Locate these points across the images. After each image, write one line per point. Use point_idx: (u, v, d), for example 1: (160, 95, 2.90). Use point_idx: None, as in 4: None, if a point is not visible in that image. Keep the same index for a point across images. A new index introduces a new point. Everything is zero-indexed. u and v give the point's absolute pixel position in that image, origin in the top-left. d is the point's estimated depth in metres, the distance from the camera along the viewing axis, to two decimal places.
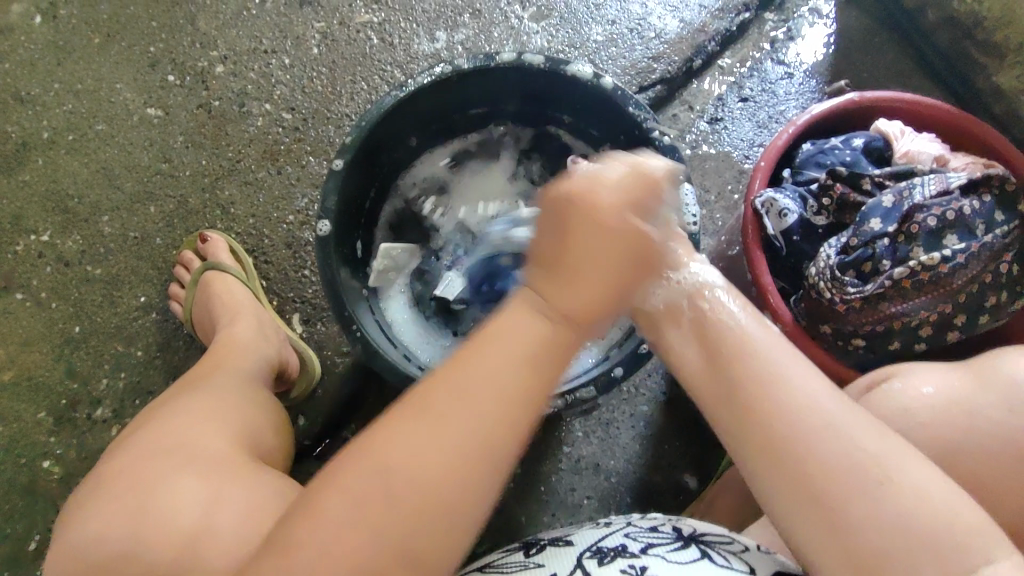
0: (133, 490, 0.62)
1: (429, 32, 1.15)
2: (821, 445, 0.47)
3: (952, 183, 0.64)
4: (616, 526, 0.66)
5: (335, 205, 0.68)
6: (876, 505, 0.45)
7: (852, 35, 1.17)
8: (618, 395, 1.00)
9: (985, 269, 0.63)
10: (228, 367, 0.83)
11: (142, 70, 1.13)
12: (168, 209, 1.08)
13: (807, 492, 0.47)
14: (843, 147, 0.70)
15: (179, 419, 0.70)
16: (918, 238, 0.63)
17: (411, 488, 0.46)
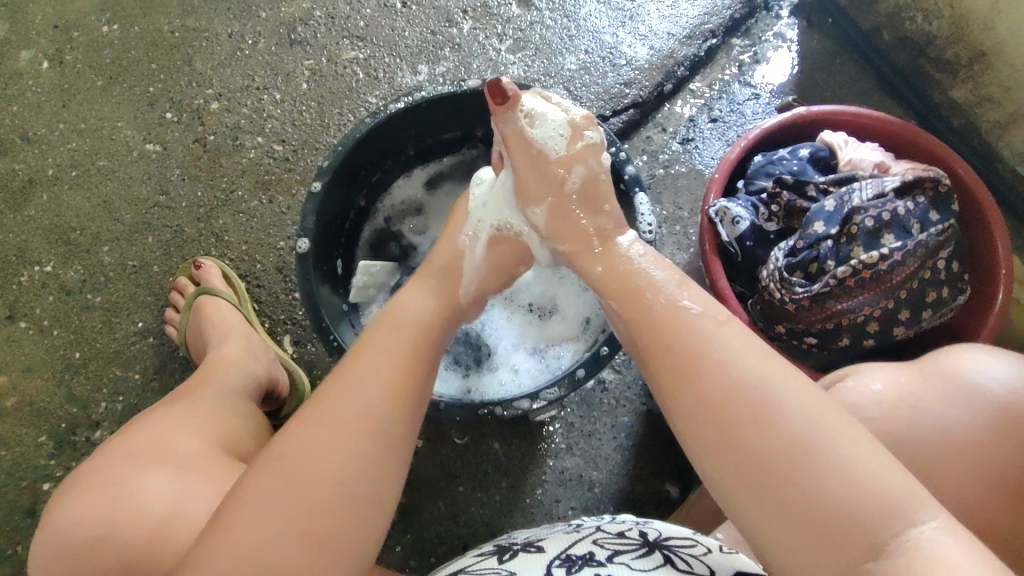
0: (119, 478, 0.66)
1: (412, 65, 1.22)
2: (759, 427, 0.50)
3: (888, 186, 0.68)
4: (585, 531, 0.69)
5: (313, 224, 0.72)
6: (809, 471, 0.48)
7: (815, 57, 1.22)
8: (600, 407, 1.03)
9: (923, 265, 0.66)
10: (216, 380, 0.88)
11: (143, 108, 1.20)
12: (165, 237, 1.13)
13: (749, 471, 0.50)
14: (791, 156, 0.75)
15: (168, 419, 0.76)
16: (858, 238, 0.67)
17: (309, 470, 0.52)
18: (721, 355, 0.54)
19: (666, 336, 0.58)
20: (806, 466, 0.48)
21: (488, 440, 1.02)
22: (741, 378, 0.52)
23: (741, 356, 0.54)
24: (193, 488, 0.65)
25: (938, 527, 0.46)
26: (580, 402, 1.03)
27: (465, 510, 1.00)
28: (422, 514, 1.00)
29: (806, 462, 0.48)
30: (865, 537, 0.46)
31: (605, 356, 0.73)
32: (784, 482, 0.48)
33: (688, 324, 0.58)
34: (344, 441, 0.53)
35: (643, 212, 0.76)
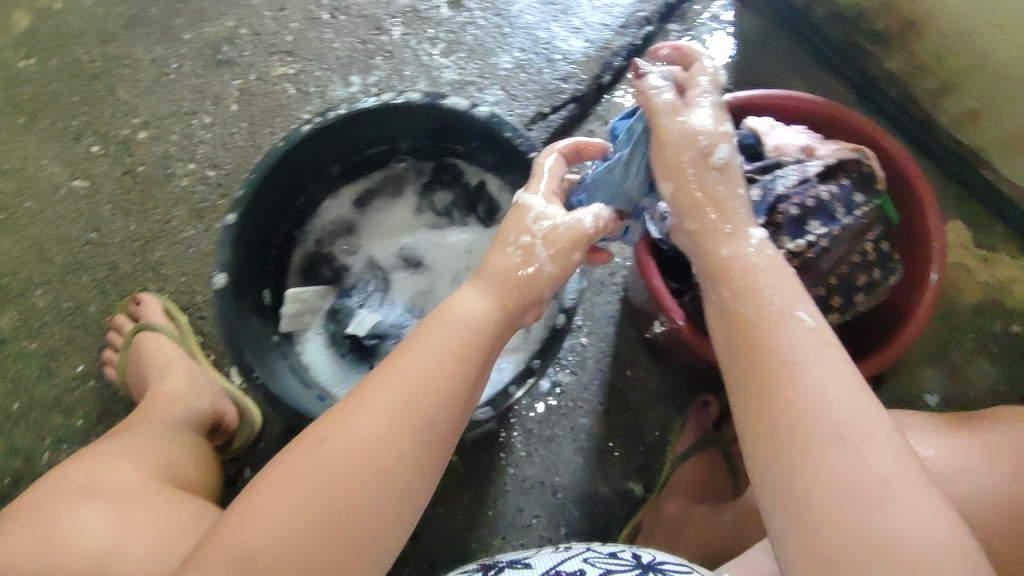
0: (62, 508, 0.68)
1: (344, 77, 1.19)
2: (830, 451, 0.47)
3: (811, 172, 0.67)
4: (577, 552, 0.68)
5: (230, 257, 0.69)
6: (876, 513, 0.44)
7: (751, 37, 1.21)
8: (558, 411, 1.01)
9: (850, 249, 0.66)
10: (157, 414, 0.88)
11: (67, 143, 1.16)
12: (100, 275, 1.09)
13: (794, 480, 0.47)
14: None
15: (115, 453, 0.77)
16: (784, 228, 0.66)
17: (339, 491, 0.48)
18: (806, 384, 0.50)
19: (758, 335, 0.53)
20: (868, 505, 0.45)
21: None
22: (821, 406, 0.48)
23: (828, 387, 0.49)
24: (131, 523, 0.66)
25: None
26: (538, 407, 1.01)
27: (428, 528, 0.98)
28: None
29: (874, 502, 0.45)
30: None
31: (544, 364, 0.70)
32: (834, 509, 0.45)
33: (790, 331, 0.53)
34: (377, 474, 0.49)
35: None
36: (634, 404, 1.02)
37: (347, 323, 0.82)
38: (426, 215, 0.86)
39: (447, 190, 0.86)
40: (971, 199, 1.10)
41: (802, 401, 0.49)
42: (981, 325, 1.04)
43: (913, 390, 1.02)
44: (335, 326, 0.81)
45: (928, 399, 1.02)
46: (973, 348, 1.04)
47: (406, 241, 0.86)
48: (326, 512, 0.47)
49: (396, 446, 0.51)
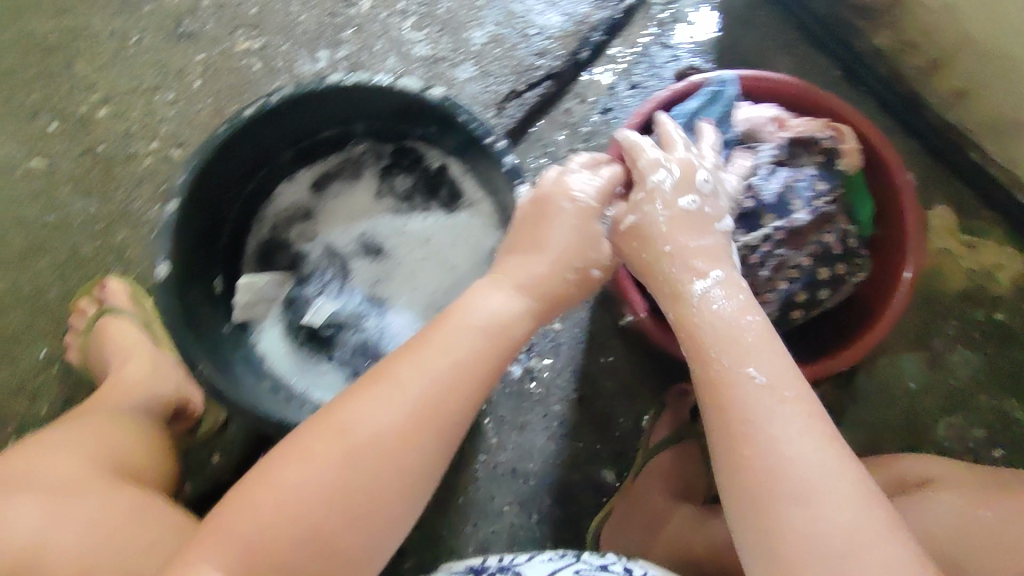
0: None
1: (311, 52, 1.14)
2: (784, 473, 0.52)
3: (764, 159, 0.66)
4: (567, 561, 0.71)
5: (172, 247, 0.66)
6: (814, 528, 0.50)
7: (737, 11, 1.16)
8: (529, 397, 1.01)
9: (802, 245, 0.68)
10: (115, 402, 0.87)
11: (23, 121, 1.11)
12: (61, 259, 1.06)
13: (755, 491, 0.53)
14: (680, 115, 0.72)
15: (44, 449, 0.75)
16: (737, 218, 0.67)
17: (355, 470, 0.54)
18: (770, 422, 0.54)
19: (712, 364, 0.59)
20: (811, 523, 0.51)
21: None
22: (781, 443, 0.53)
23: (799, 424, 0.54)
24: (61, 518, 0.67)
25: None
26: (509, 395, 1.01)
27: None
28: None
29: (809, 523, 0.51)
30: None
31: None
32: (786, 524, 0.51)
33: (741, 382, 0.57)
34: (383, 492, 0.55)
35: (523, 207, 0.69)
36: (607, 391, 1.02)
37: (304, 312, 0.80)
38: (387, 200, 0.83)
39: (409, 173, 0.83)
40: (958, 182, 1.07)
41: (754, 429, 0.55)
42: (963, 312, 1.03)
43: (892, 377, 1.01)
44: (293, 315, 0.79)
45: (905, 385, 1.01)
46: (954, 336, 1.02)
47: (364, 226, 0.82)
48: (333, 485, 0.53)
49: (401, 469, 0.56)
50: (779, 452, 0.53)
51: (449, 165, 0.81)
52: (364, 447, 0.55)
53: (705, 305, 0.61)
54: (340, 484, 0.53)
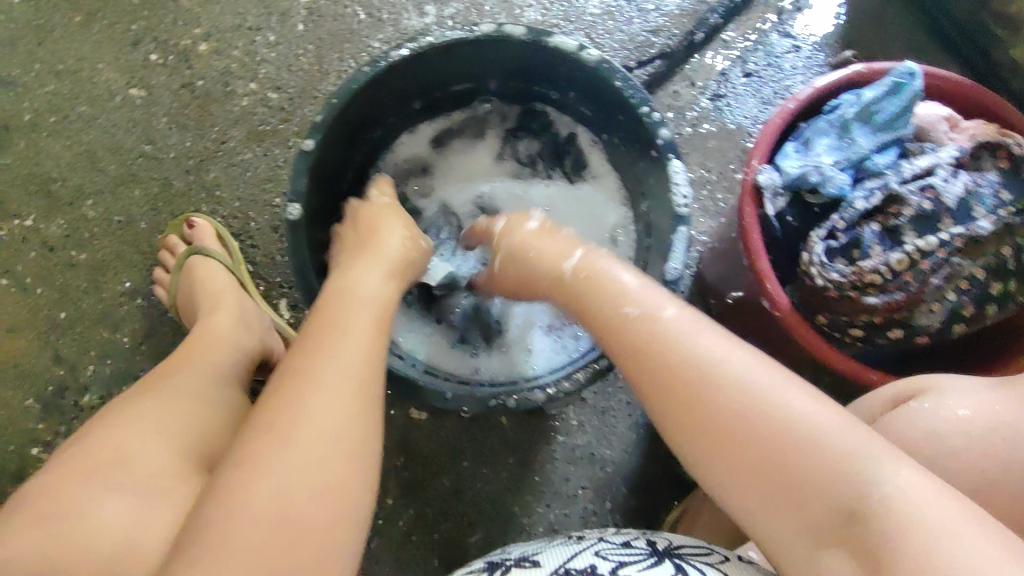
0: (64, 504, 0.58)
1: (419, 6, 1.10)
2: (726, 399, 0.51)
3: (947, 161, 0.61)
4: (586, 542, 0.64)
5: (305, 187, 0.64)
6: (781, 445, 0.49)
7: (864, 6, 1.11)
8: (613, 383, 0.99)
9: (976, 255, 0.60)
10: (198, 363, 0.76)
11: (125, 49, 1.09)
12: (153, 192, 1.06)
13: (727, 441, 0.51)
14: (850, 100, 0.64)
15: (127, 426, 0.64)
16: (908, 221, 0.60)
17: (313, 425, 0.50)
18: (684, 341, 0.55)
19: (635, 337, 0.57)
20: (787, 441, 0.49)
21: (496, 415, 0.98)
22: (687, 360, 0.54)
23: (737, 355, 0.54)
24: (149, 525, 0.57)
25: (906, 471, 0.47)
26: None
27: (470, 486, 0.97)
28: (425, 489, 0.97)
29: (770, 438, 0.49)
30: (841, 494, 0.47)
31: None
32: (763, 457, 0.49)
33: (656, 321, 0.57)
34: (350, 427, 0.51)
35: (677, 183, 0.64)
36: None
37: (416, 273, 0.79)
38: (507, 164, 0.83)
39: (533, 138, 0.82)
40: None
41: (695, 374, 0.53)
42: None
43: None
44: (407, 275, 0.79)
45: None
46: None
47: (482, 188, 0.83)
48: (295, 448, 0.48)
49: (347, 392, 0.52)
50: (715, 381, 0.52)
51: (577, 133, 0.79)
52: (307, 389, 0.51)
53: (594, 261, 0.63)
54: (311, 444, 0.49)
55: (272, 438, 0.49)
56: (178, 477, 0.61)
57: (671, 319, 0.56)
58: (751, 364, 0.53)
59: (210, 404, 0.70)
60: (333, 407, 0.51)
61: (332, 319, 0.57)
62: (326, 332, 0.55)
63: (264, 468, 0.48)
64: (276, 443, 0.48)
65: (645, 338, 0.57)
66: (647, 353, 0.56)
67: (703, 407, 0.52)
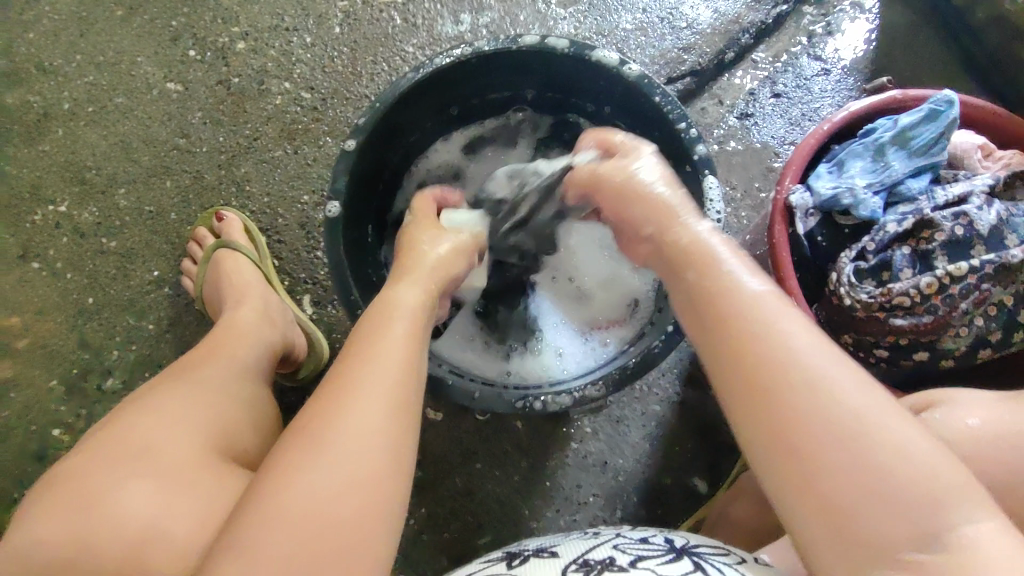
0: (82, 497, 0.56)
1: (454, 14, 1.12)
2: (808, 400, 0.44)
3: (982, 188, 0.61)
4: (606, 538, 0.68)
5: (345, 186, 0.66)
6: (862, 459, 0.42)
7: (895, 32, 1.12)
8: (630, 393, 1.00)
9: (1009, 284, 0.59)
10: (223, 354, 0.76)
11: (164, 44, 1.11)
12: (184, 184, 1.07)
13: (811, 447, 0.43)
14: (886, 125, 0.65)
15: (150, 410, 0.63)
16: (941, 245, 0.60)
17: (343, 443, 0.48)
18: (765, 327, 0.47)
19: (716, 310, 0.49)
20: (863, 454, 0.42)
21: (511, 419, 0.99)
22: (774, 347, 0.46)
23: (790, 322, 0.47)
24: (175, 505, 0.56)
25: (987, 524, 0.41)
26: None
27: (482, 489, 0.98)
28: (437, 489, 0.98)
29: (847, 449, 0.42)
30: (913, 526, 0.40)
31: (659, 354, 0.66)
32: (838, 473, 0.42)
33: (742, 295, 0.49)
34: (392, 441, 0.49)
35: (712, 197, 0.64)
36: (710, 400, 1.00)
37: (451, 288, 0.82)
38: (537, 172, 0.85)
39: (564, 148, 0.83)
40: None
41: (770, 363, 0.45)
42: None
43: None
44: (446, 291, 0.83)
45: None
46: None
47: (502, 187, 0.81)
48: (325, 465, 0.47)
49: (392, 400, 0.51)
50: (802, 377, 0.44)
51: None
52: (350, 396, 0.50)
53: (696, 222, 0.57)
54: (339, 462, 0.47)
55: (304, 452, 0.48)
56: (195, 468, 0.59)
57: (732, 273, 0.51)
58: (844, 371, 0.45)
59: (232, 397, 0.69)
60: (373, 419, 0.50)
61: (374, 330, 0.56)
62: (367, 344, 0.54)
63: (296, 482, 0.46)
64: (310, 457, 0.47)
65: (720, 313, 0.49)
66: (720, 333, 0.48)
67: (785, 405, 0.44)
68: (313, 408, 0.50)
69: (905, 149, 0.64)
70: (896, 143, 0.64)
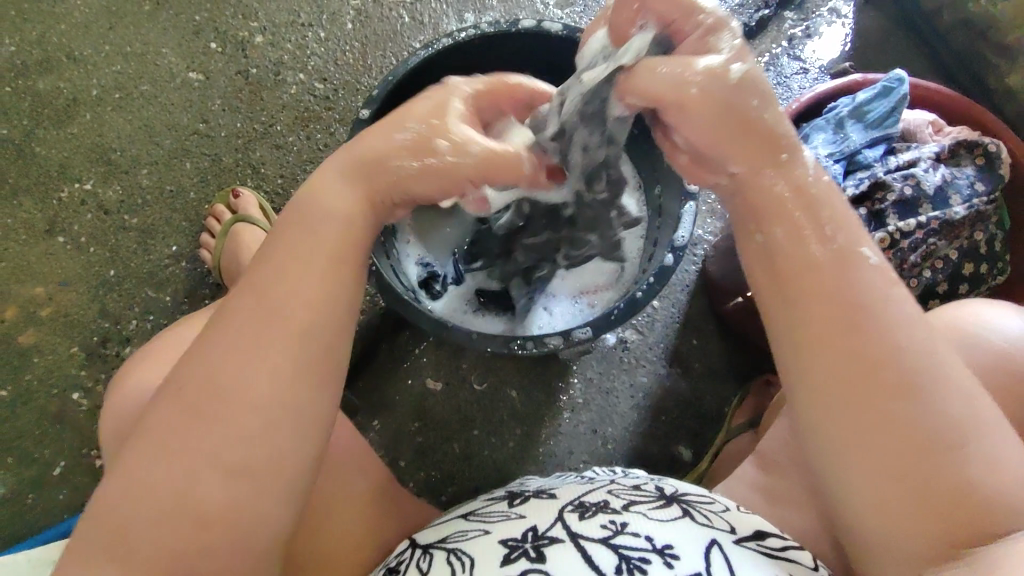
0: (165, 358, 0.71)
1: (459, 14, 1.20)
2: (920, 403, 0.48)
3: (921, 161, 0.80)
4: (600, 483, 0.68)
5: None
6: (952, 460, 0.47)
7: (868, 35, 1.20)
8: (620, 365, 1.06)
9: (948, 238, 0.80)
10: None
11: (187, 36, 1.19)
12: (203, 166, 1.14)
13: (912, 442, 0.48)
14: (847, 102, 0.83)
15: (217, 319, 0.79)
16: (885, 208, 0.80)
17: (256, 384, 0.49)
18: (889, 326, 0.50)
19: (841, 294, 0.50)
20: (954, 454, 0.48)
21: (506, 388, 1.05)
22: (900, 349, 0.49)
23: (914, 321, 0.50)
24: None
25: None
26: (600, 358, 1.06)
27: (479, 454, 1.03)
28: (435, 454, 1.03)
29: (945, 449, 0.47)
30: (985, 523, 0.47)
31: (640, 301, 0.75)
32: (928, 466, 0.47)
33: (867, 284, 0.51)
34: (305, 369, 0.51)
35: None
36: (695, 373, 1.06)
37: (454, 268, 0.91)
38: None
39: None
40: None
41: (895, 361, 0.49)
42: None
43: None
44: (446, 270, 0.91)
45: None
46: None
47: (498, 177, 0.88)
48: (238, 404, 0.49)
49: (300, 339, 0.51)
50: (920, 380, 0.48)
51: None
52: (256, 333, 0.50)
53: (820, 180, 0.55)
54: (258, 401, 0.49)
55: (214, 387, 0.49)
56: None
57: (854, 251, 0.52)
58: (960, 381, 0.49)
59: None
60: (275, 362, 0.50)
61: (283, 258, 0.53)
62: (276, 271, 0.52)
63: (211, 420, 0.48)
64: (222, 394, 0.49)
65: (847, 300, 0.50)
66: (845, 322, 0.50)
67: (898, 405, 0.48)
68: (221, 341, 0.50)
69: (865, 120, 0.82)
70: (859, 116, 0.82)
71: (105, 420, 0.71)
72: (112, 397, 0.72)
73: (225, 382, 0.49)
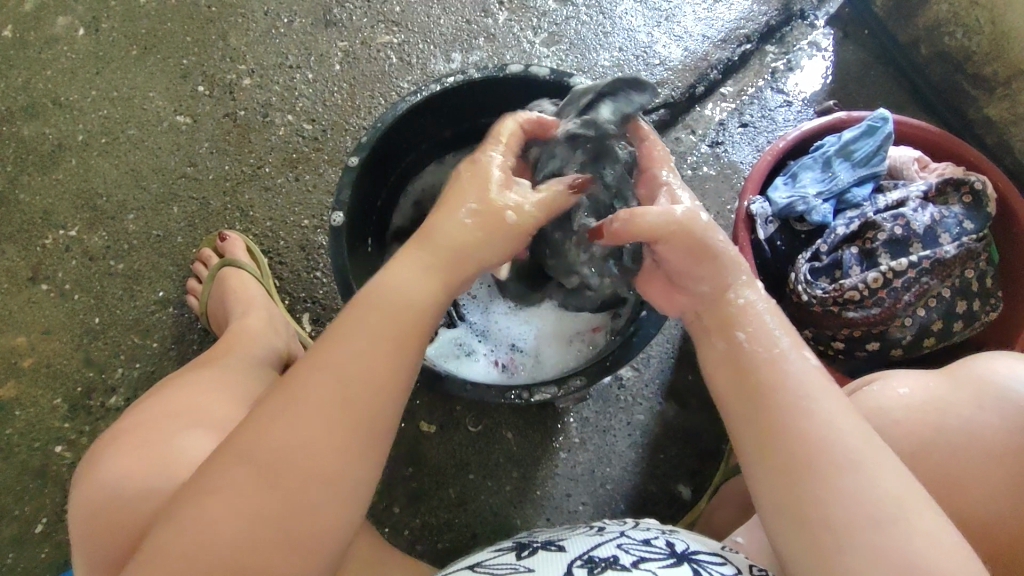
0: (146, 441, 0.69)
1: (446, 53, 1.21)
2: (837, 480, 0.53)
3: (910, 200, 0.81)
4: (609, 537, 0.67)
5: (348, 198, 0.78)
6: (878, 535, 0.51)
7: (849, 68, 1.23)
8: (617, 404, 1.04)
9: (941, 277, 0.81)
10: (236, 352, 0.86)
11: (175, 80, 1.19)
12: (190, 210, 1.14)
13: (828, 521, 0.52)
14: (833, 141, 0.86)
15: (193, 386, 0.77)
16: (875, 248, 0.81)
17: (290, 464, 0.50)
18: (810, 410, 0.56)
19: (769, 389, 0.58)
20: (882, 534, 0.51)
21: (501, 430, 1.03)
22: (818, 433, 0.55)
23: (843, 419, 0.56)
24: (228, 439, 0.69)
25: None
26: (596, 397, 1.04)
27: (475, 498, 1.01)
28: (431, 499, 1.01)
29: (870, 527, 0.51)
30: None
31: (635, 346, 0.79)
32: (849, 543, 0.51)
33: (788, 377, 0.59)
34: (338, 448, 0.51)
35: None
36: (691, 409, 1.05)
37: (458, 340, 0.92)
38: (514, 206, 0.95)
39: None
40: None
41: (808, 442, 0.55)
42: None
43: None
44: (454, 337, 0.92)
45: None
46: None
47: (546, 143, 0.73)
48: (263, 476, 0.49)
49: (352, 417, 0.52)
50: (834, 454, 0.54)
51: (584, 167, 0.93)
52: (307, 427, 0.50)
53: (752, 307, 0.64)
54: (281, 474, 0.49)
55: (242, 459, 0.50)
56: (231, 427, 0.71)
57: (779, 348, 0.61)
58: (876, 465, 0.54)
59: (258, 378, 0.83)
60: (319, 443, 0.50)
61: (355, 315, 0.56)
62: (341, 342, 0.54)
63: (227, 491, 0.49)
64: (246, 465, 0.50)
65: (771, 390, 0.58)
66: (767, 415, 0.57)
67: (817, 484, 0.53)
68: (272, 425, 0.51)
69: (852, 159, 0.85)
70: (843, 155, 0.85)
71: (76, 504, 0.68)
72: (87, 479, 0.69)
73: (250, 455, 0.50)
